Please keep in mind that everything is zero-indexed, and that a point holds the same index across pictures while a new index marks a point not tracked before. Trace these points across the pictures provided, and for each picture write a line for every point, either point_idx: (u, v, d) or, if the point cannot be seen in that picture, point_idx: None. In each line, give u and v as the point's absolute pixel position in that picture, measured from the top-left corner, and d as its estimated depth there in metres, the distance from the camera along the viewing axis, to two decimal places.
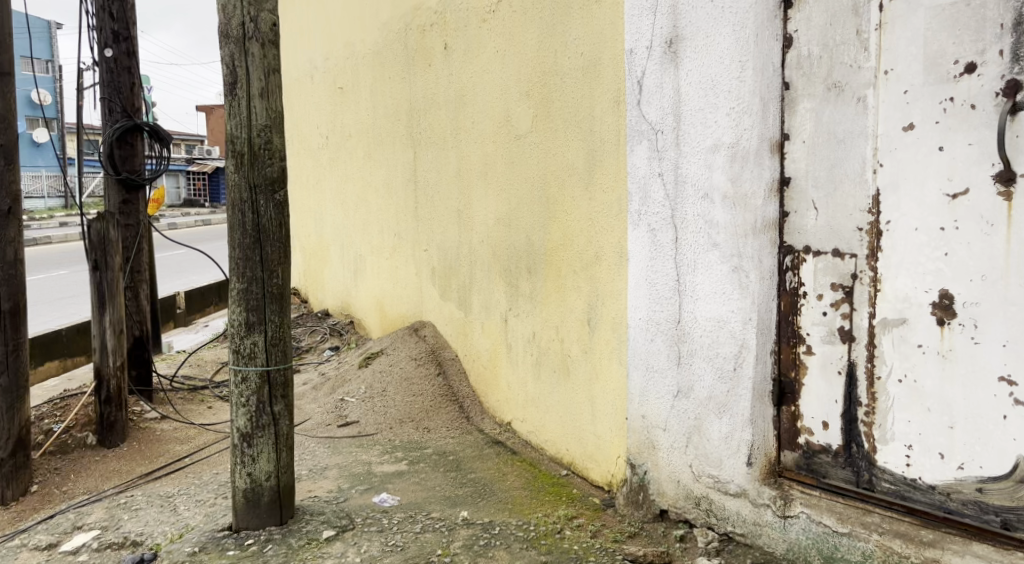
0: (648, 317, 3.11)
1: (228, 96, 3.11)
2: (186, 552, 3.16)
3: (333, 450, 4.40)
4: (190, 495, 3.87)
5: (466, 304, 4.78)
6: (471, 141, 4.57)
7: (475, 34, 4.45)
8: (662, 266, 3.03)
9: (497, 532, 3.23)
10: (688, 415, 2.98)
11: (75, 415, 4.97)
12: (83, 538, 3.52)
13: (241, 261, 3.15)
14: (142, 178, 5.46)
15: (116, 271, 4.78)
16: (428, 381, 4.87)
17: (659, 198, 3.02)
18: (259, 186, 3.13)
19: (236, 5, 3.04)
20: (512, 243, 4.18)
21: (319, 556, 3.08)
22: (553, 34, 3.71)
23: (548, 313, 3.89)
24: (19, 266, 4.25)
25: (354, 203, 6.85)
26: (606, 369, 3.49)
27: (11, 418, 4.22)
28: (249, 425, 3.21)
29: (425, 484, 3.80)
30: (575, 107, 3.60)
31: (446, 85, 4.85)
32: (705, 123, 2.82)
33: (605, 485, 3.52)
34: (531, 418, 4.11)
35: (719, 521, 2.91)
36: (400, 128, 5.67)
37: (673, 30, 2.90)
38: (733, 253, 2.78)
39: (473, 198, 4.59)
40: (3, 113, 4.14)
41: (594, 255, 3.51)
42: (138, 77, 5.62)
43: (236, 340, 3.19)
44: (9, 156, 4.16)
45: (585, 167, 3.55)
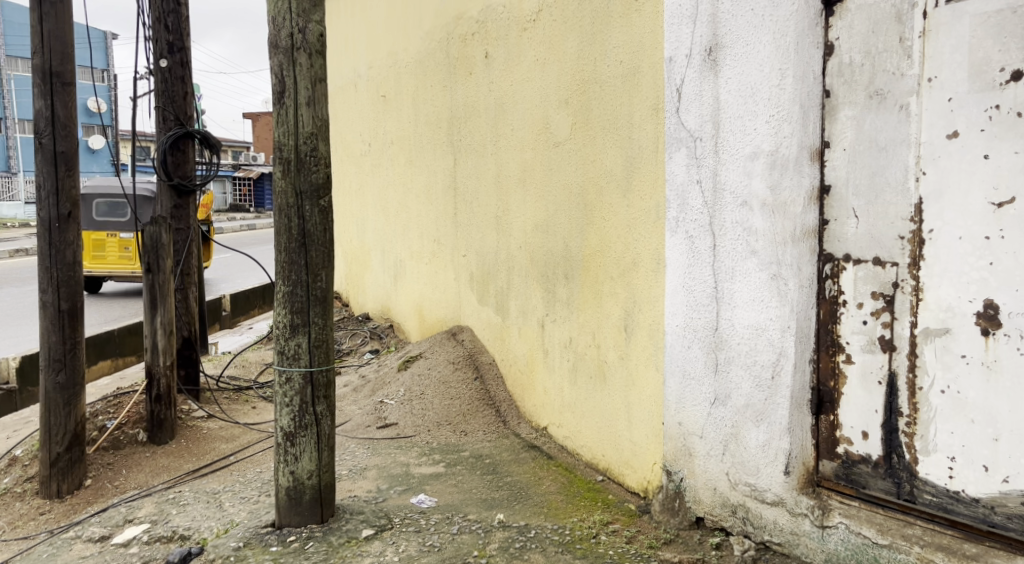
0: (685, 324, 3.12)
1: (277, 104, 3.21)
2: (232, 547, 3.25)
3: (373, 450, 4.48)
4: (234, 492, 3.97)
5: (503, 309, 4.83)
6: (511, 148, 4.63)
7: (516, 43, 4.51)
8: (700, 273, 3.04)
9: (532, 535, 3.26)
10: (725, 422, 2.97)
11: (127, 413, 5.12)
12: (133, 531, 3.65)
13: (286, 266, 3.24)
14: (193, 184, 5.61)
15: (166, 273, 4.93)
16: (466, 385, 4.93)
17: (697, 205, 3.03)
18: (305, 192, 3.22)
19: (286, 16, 3.13)
20: (549, 248, 4.22)
21: (359, 554, 3.14)
22: (593, 43, 3.74)
23: (585, 318, 3.91)
24: (77, 267, 4.40)
25: (395, 209, 6.95)
26: (642, 375, 3.50)
27: (67, 414, 4.39)
28: (293, 424, 3.30)
29: (462, 486, 3.85)
30: (613, 114, 3.63)
31: (487, 94, 4.92)
32: (744, 130, 2.82)
33: (641, 491, 3.53)
34: (567, 423, 4.13)
35: (755, 530, 2.90)
36: (440, 135, 5.75)
37: (713, 38, 2.91)
38: (772, 261, 2.77)
39: (511, 203, 4.64)
40: (65, 121, 4.30)
41: (631, 261, 3.53)
42: (191, 86, 5.77)
43: (281, 341, 3.28)
44: (69, 162, 4.32)
45: (622, 173, 3.57)
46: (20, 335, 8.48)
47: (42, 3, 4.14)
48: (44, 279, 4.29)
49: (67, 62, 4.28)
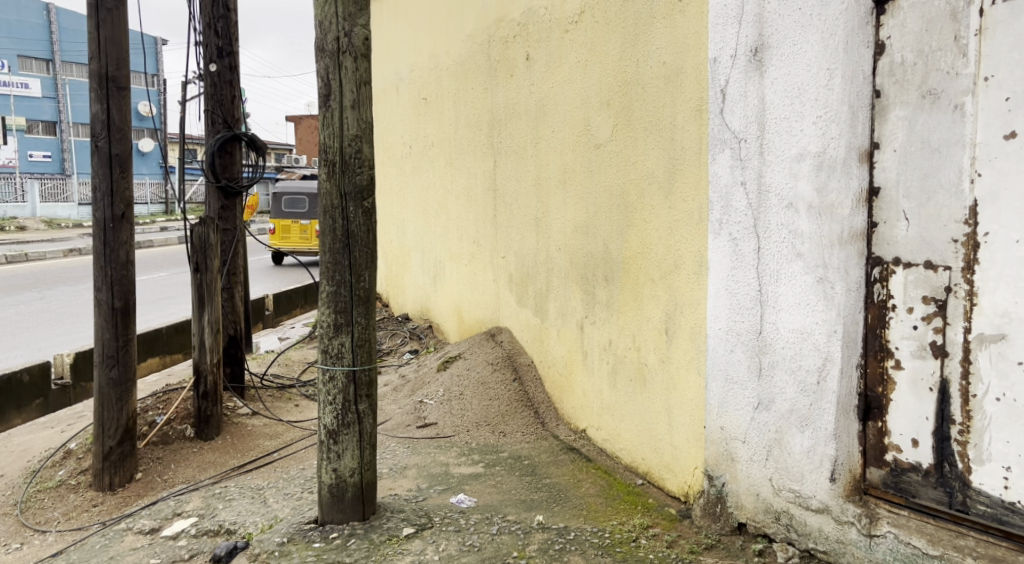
0: (728, 327, 3.08)
1: (322, 107, 3.26)
2: (276, 542, 3.31)
3: (413, 450, 4.51)
4: (278, 488, 4.04)
5: (543, 311, 4.83)
6: (551, 149, 4.63)
7: (558, 46, 4.50)
8: (744, 276, 3.00)
9: (572, 537, 3.26)
10: (769, 428, 2.93)
11: (175, 409, 5.25)
12: (182, 525, 3.74)
13: (331, 266, 3.29)
14: (240, 186, 5.72)
15: (214, 273, 5.04)
16: (505, 386, 4.95)
17: (741, 207, 3.00)
18: (349, 193, 3.26)
19: (332, 21, 3.19)
20: (589, 250, 4.21)
21: (400, 552, 3.17)
22: (635, 43, 3.73)
23: (625, 321, 3.90)
24: (130, 267, 4.52)
25: (435, 211, 7.00)
26: (683, 379, 3.47)
27: (120, 409, 4.51)
28: (336, 422, 3.34)
29: (501, 487, 3.86)
30: (656, 115, 3.60)
31: (528, 95, 4.93)
32: (790, 131, 2.78)
33: (681, 496, 3.50)
34: (606, 425, 4.12)
35: (800, 538, 2.85)
36: (481, 137, 5.78)
37: (759, 38, 2.88)
38: (818, 263, 2.72)
39: (551, 204, 4.64)
40: (120, 125, 4.43)
41: (673, 263, 3.50)
42: (239, 90, 5.86)
43: (325, 340, 3.33)
44: (123, 164, 4.44)
45: (665, 174, 3.55)
46: (72, 332, 8.73)
47: (99, 11, 4.26)
48: (99, 278, 4.41)
49: (122, 67, 4.40)
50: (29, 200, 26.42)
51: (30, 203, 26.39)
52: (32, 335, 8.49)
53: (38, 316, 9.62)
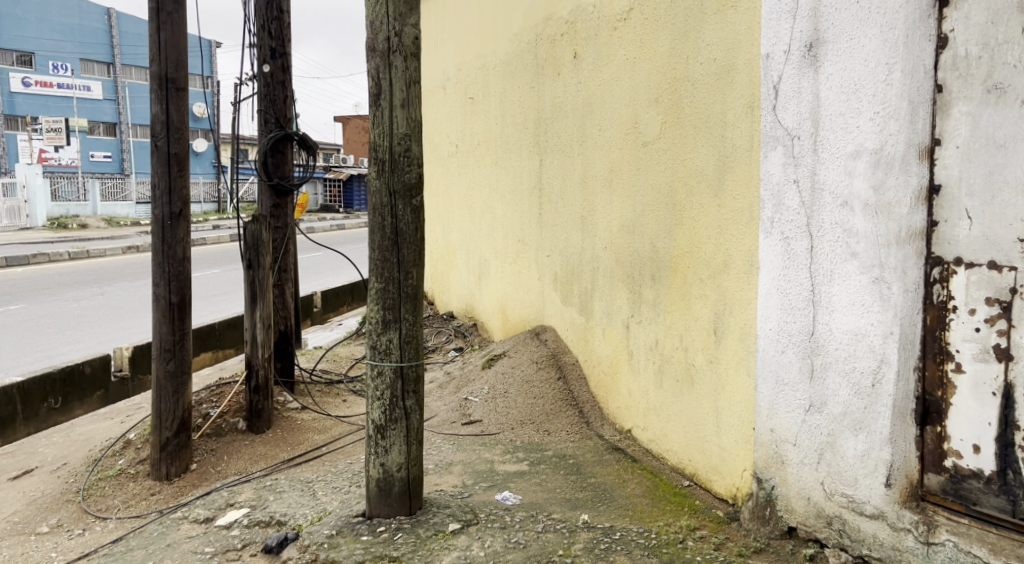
0: (779, 327, 3.03)
1: (373, 107, 3.30)
2: (325, 534, 3.36)
3: (459, 446, 4.54)
4: (327, 481, 4.10)
5: (588, 310, 4.81)
6: (598, 147, 4.61)
7: (606, 43, 4.48)
8: (796, 276, 2.95)
9: (618, 537, 3.24)
10: (821, 431, 2.88)
11: (228, 402, 5.36)
12: (235, 515, 3.83)
13: (379, 263, 3.33)
14: (291, 184, 5.83)
15: (266, 269, 5.14)
16: (550, 385, 4.95)
17: (794, 205, 2.94)
18: (398, 191, 3.30)
19: (383, 21, 3.22)
20: (636, 248, 4.18)
21: (446, 547, 3.20)
22: (685, 40, 3.69)
23: (672, 320, 3.86)
24: (186, 263, 4.63)
25: (481, 209, 7.02)
26: (733, 380, 3.43)
27: (176, 401, 4.63)
28: (384, 417, 3.38)
29: (546, 485, 3.86)
30: (706, 112, 3.56)
31: (575, 93, 4.91)
32: (846, 128, 2.72)
33: (730, 498, 3.45)
34: (652, 426, 4.08)
35: (853, 543, 2.79)
36: (528, 135, 5.77)
37: (814, 33, 2.82)
38: (874, 263, 2.66)
39: (597, 202, 4.61)
40: (178, 124, 4.54)
41: (722, 262, 3.45)
42: (291, 90, 5.94)
43: (374, 337, 3.37)
44: (181, 163, 4.55)
45: (714, 172, 3.50)
46: (130, 326, 9.01)
47: (159, 14, 4.38)
48: (157, 273, 4.54)
49: (181, 69, 4.51)
50: (91, 199, 27.30)
51: (92, 202, 27.28)
52: (93, 329, 8.78)
53: (99, 310, 9.95)
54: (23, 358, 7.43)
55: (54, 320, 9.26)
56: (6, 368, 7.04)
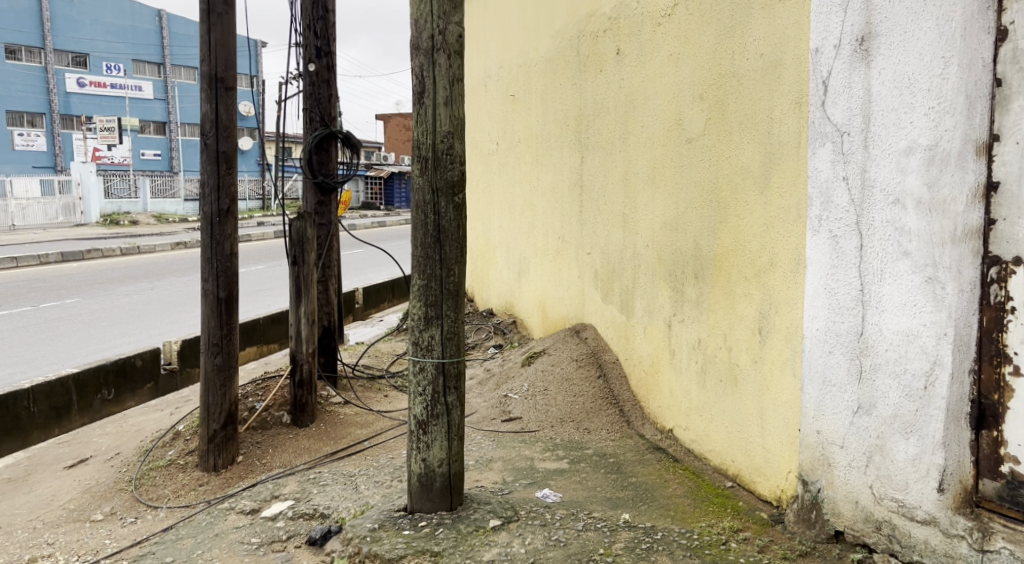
0: (826, 328, 2.98)
1: (416, 104, 3.32)
2: (367, 528, 3.40)
3: (499, 443, 4.55)
4: (369, 475, 4.14)
5: (629, 308, 4.78)
6: (640, 144, 4.57)
7: (649, 39, 4.44)
8: (845, 275, 2.89)
9: (659, 537, 3.22)
10: (869, 433, 2.82)
11: (273, 396, 5.45)
12: (280, 507, 3.90)
13: (422, 260, 3.35)
14: (335, 182, 5.89)
15: (311, 266, 5.21)
16: (590, 384, 4.93)
17: (843, 203, 2.88)
18: (441, 188, 3.31)
19: (427, 19, 3.24)
20: (678, 246, 4.14)
21: (487, 543, 3.21)
22: (731, 36, 3.63)
23: (715, 319, 3.81)
24: (233, 259, 4.71)
25: (521, 206, 7.02)
26: (778, 381, 3.37)
27: (224, 394, 4.72)
28: (425, 413, 3.40)
29: (587, 483, 3.85)
30: (752, 108, 3.51)
31: (618, 90, 4.88)
32: (899, 124, 2.66)
33: (774, 500, 3.40)
34: (694, 425, 4.04)
35: (904, 549, 2.73)
36: (569, 132, 5.75)
37: (866, 27, 2.76)
38: (926, 262, 2.59)
39: (639, 200, 4.58)
40: (227, 123, 4.62)
41: (768, 260, 3.40)
42: (336, 89, 6.00)
43: (416, 333, 3.40)
44: (229, 161, 4.64)
45: (760, 169, 3.45)
46: (179, 321, 9.21)
47: (210, 15, 4.47)
48: (206, 269, 4.63)
49: (230, 68, 4.59)
50: (141, 196, 28.00)
51: (142, 199, 27.95)
52: (143, 323, 8.99)
53: (149, 305, 10.18)
54: (77, 351, 7.65)
55: (106, 314, 9.51)
56: (62, 361, 7.25)
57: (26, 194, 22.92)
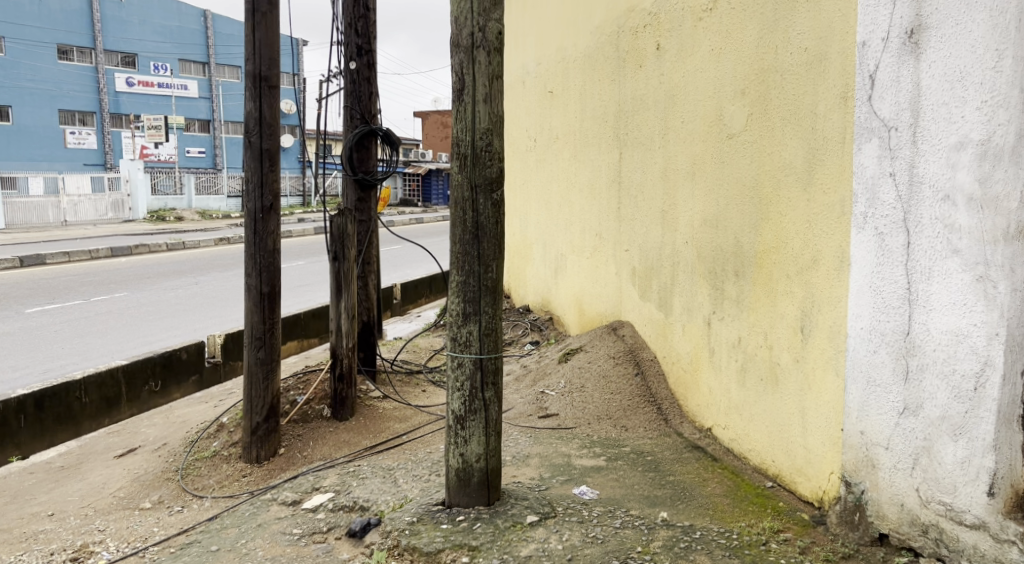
0: (871, 326, 2.92)
1: (455, 102, 3.33)
2: (406, 521, 3.43)
3: (535, 439, 4.55)
4: (407, 469, 4.18)
5: (667, 306, 4.75)
6: (680, 141, 4.53)
7: (690, 34, 4.40)
8: (891, 273, 2.83)
9: (698, 536, 3.19)
10: (916, 435, 2.76)
11: (314, 389, 5.53)
12: (320, 499, 3.96)
13: (460, 256, 3.37)
14: (375, 178, 5.95)
15: (351, 262, 5.26)
16: (627, 381, 4.91)
17: (890, 199, 2.83)
18: (479, 185, 3.32)
19: (467, 16, 3.24)
20: (718, 244, 4.10)
21: (524, 539, 3.22)
22: (774, 30, 3.58)
23: (756, 318, 3.77)
24: (276, 255, 4.79)
25: (558, 203, 7.01)
26: (820, 380, 3.32)
27: (266, 387, 4.80)
28: (463, 408, 3.42)
29: (624, 481, 3.83)
30: (795, 104, 3.45)
31: (657, 85, 4.84)
32: (949, 118, 2.59)
33: (815, 502, 3.35)
34: (734, 425, 4.00)
35: (951, 554, 2.67)
36: (608, 129, 5.73)
37: (916, 19, 2.70)
38: (977, 261, 2.52)
39: (679, 197, 4.54)
40: (270, 121, 4.69)
41: (811, 258, 3.34)
42: (376, 86, 6.05)
43: (454, 328, 3.42)
44: (272, 158, 4.71)
45: (804, 165, 3.39)
46: (222, 315, 9.38)
47: (255, 15, 4.54)
48: (250, 264, 4.71)
49: (274, 67, 4.66)
50: (186, 193, 28.60)
51: (187, 196, 28.49)
52: (188, 317, 9.18)
53: (193, 299, 10.40)
54: (126, 344, 7.84)
55: (153, 308, 9.71)
56: (111, 353, 7.44)
57: (78, 191, 23.51)
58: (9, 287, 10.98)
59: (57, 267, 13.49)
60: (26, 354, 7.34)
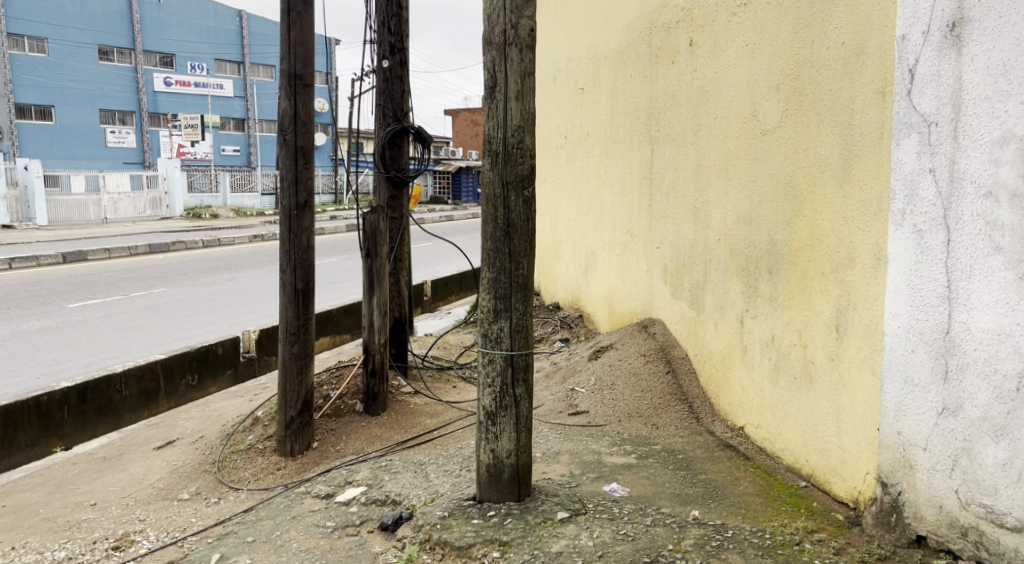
0: (909, 326, 2.88)
1: (488, 99, 3.34)
2: (437, 515, 3.46)
3: (565, 436, 4.55)
4: (438, 464, 4.21)
5: (699, 304, 4.71)
6: (713, 137, 4.49)
7: (723, 29, 4.36)
8: (929, 271, 2.79)
9: (730, 535, 3.17)
10: (955, 436, 2.71)
11: (347, 384, 5.59)
12: (353, 492, 4.00)
13: (492, 253, 3.38)
14: (407, 176, 5.98)
15: (383, 259, 5.29)
16: (658, 379, 4.90)
17: (929, 196, 2.78)
18: (511, 182, 3.32)
19: (500, 14, 3.25)
20: (752, 241, 4.06)
21: (555, 535, 3.22)
22: (810, 25, 3.53)
23: (790, 316, 3.73)
24: (310, 251, 4.84)
25: (589, 200, 6.99)
26: (856, 379, 3.27)
27: (299, 382, 4.86)
28: (494, 404, 3.44)
29: (655, 479, 3.81)
30: (831, 99, 3.41)
31: (690, 81, 4.80)
32: (991, 113, 2.54)
33: (850, 502, 3.30)
34: (767, 424, 3.96)
35: (991, 557, 2.62)
36: (639, 126, 5.70)
37: (957, 12, 2.65)
38: (1020, 259, 2.47)
39: (711, 194, 4.51)
40: (304, 119, 4.74)
41: (847, 256, 3.30)
42: (408, 84, 6.08)
43: (485, 325, 3.43)
44: (307, 156, 4.76)
45: (840, 162, 3.34)
46: (257, 310, 9.51)
47: (291, 14, 4.60)
48: (284, 260, 4.77)
49: (308, 65, 4.70)
50: (221, 190, 29.00)
51: (221, 194, 28.90)
52: (223, 312, 9.33)
53: (228, 295, 10.55)
54: (164, 338, 7.98)
55: (191, 304, 9.88)
56: (150, 347, 7.59)
57: (117, 188, 23.98)
58: (53, 283, 11.24)
59: (98, 263, 13.78)
60: (68, 347, 7.52)
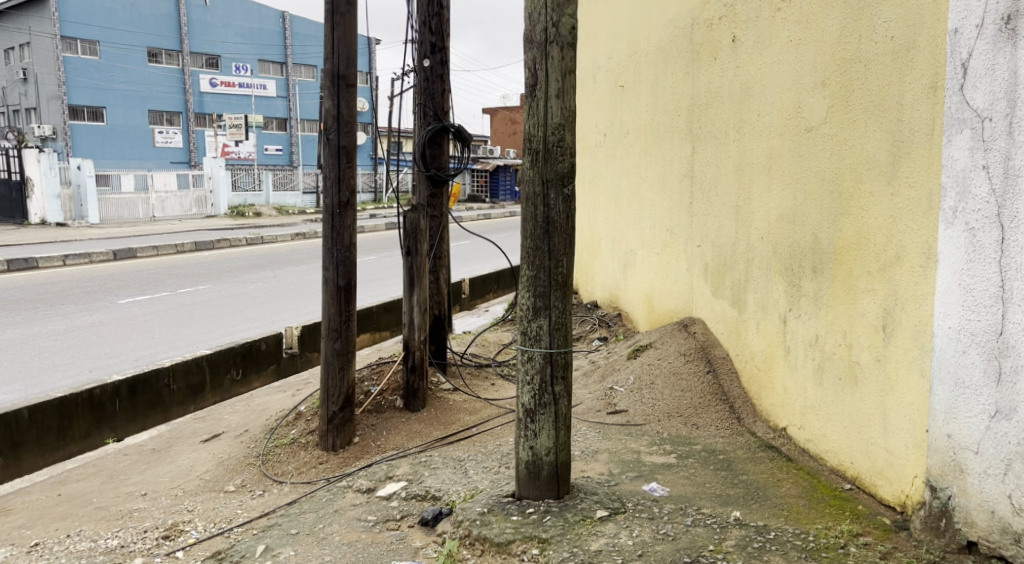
0: (960, 326, 2.80)
1: (528, 97, 3.34)
2: (477, 511, 3.47)
3: (604, 435, 4.53)
4: (477, 461, 4.23)
5: (740, 303, 4.66)
6: (756, 134, 4.43)
7: (767, 25, 4.30)
8: (982, 270, 2.72)
9: (772, 537, 3.13)
10: (1009, 440, 2.64)
11: (387, 381, 5.63)
12: (394, 487, 4.04)
13: (532, 251, 3.38)
14: (447, 174, 5.99)
15: (423, 256, 5.34)
16: (698, 378, 4.85)
17: (982, 193, 2.71)
18: (551, 180, 3.32)
19: (541, 12, 3.25)
20: (795, 239, 4.00)
21: (594, 533, 3.22)
22: (858, 19, 3.46)
23: (834, 316, 3.66)
24: (352, 249, 4.89)
25: (628, 198, 6.95)
26: (903, 380, 3.21)
27: (341, 377, 4.92)
28: (533, 401, 3.44)
29: (696, 479, 3.78)
30: (880, 95, 3.34)
31: (733, 77, 4.74)
32: None
33: (897, 506, 3.24)
34: (810, 425, 3.90)
35: None
36: (680, 123, 5.64)
37: (1013, 4, 2.57)
38: None
39: (754, 191, 4.45)
40: (347, 118, 4.79)
41: (894, 254, 3.23)
42: (448, 83, 6.10)
43: (525, 322, 3.44)
44: (350, 155, 4.81)
45: (887, 159, 3.28)
46: (299, 307, 9.65)
47: (335, 14, 4.65)
48: (327, 258, 4.83)
49: (352, 65, 4.74)
50: (264, 190, 29.49)
51: (265, 193, 29.40)
52: (267, 308, 9.49)
53: (272, 292, 10.75)
54: (210, 333, 8.16)
55: (235, 300, 10.08)
56: (196, 342, 7.76)
57: (165, 187, 24.55)
58: (105, 279, 11.57)
59: (146, 260, 14.12)
60: (119, 342, 7.72)
